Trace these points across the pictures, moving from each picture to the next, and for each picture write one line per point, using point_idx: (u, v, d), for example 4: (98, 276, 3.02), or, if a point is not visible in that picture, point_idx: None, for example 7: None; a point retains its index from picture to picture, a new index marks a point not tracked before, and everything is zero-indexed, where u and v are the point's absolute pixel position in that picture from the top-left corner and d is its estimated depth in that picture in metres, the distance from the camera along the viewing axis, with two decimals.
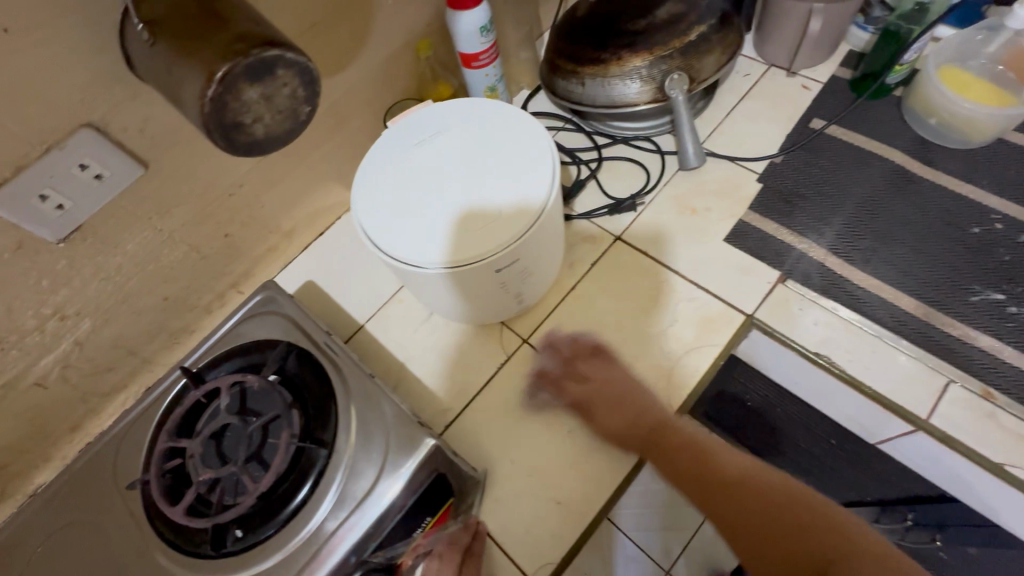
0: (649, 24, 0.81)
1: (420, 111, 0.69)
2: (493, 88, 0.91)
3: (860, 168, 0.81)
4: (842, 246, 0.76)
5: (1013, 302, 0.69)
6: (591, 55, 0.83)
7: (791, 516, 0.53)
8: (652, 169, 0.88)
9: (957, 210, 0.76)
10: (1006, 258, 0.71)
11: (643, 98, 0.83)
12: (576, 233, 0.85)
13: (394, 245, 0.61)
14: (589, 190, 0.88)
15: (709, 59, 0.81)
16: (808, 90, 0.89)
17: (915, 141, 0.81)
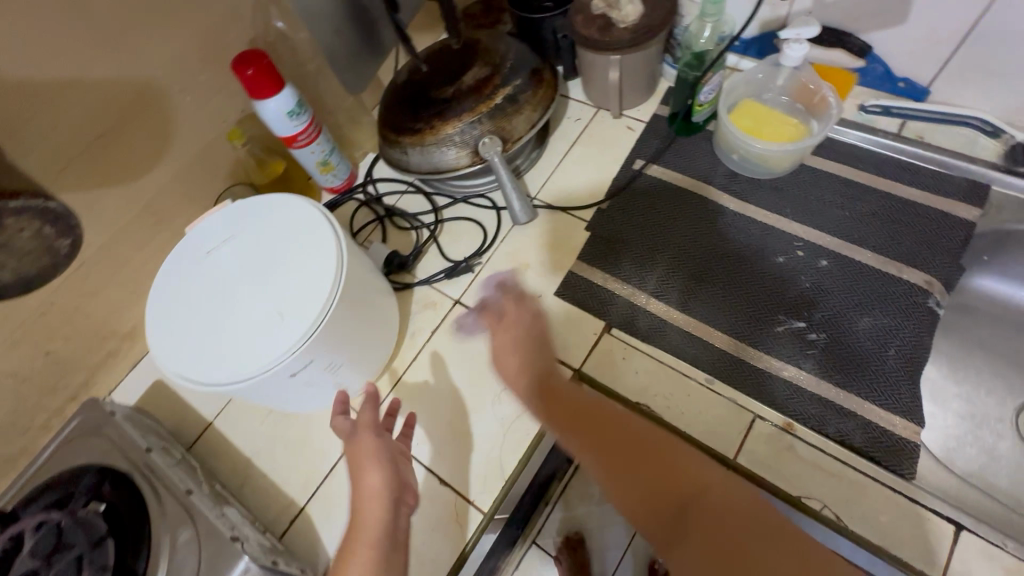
0: (457, 90, 0.83)
1: (216, 215, 0.69)
2: (326, 162, 0.91)
3: (678, 206, 0.84)
4: (661, 287, 0.79)
5: (813, 329, 0.72)
6: (408, 126, 0.84)
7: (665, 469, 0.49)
8: (489, 226, 0.90)
9: (763, 241, 0.79)
10: (807, 285, 0.75)
11: (463, 163, 0.84)
12: (417, 302, 0.86)
13: (183, 363, 0.61)
14: (429, 255, 0.89)
15: (519, 119, 0.84)
16: (633, 131, 0.92)
17: (728, 176, 0.85)
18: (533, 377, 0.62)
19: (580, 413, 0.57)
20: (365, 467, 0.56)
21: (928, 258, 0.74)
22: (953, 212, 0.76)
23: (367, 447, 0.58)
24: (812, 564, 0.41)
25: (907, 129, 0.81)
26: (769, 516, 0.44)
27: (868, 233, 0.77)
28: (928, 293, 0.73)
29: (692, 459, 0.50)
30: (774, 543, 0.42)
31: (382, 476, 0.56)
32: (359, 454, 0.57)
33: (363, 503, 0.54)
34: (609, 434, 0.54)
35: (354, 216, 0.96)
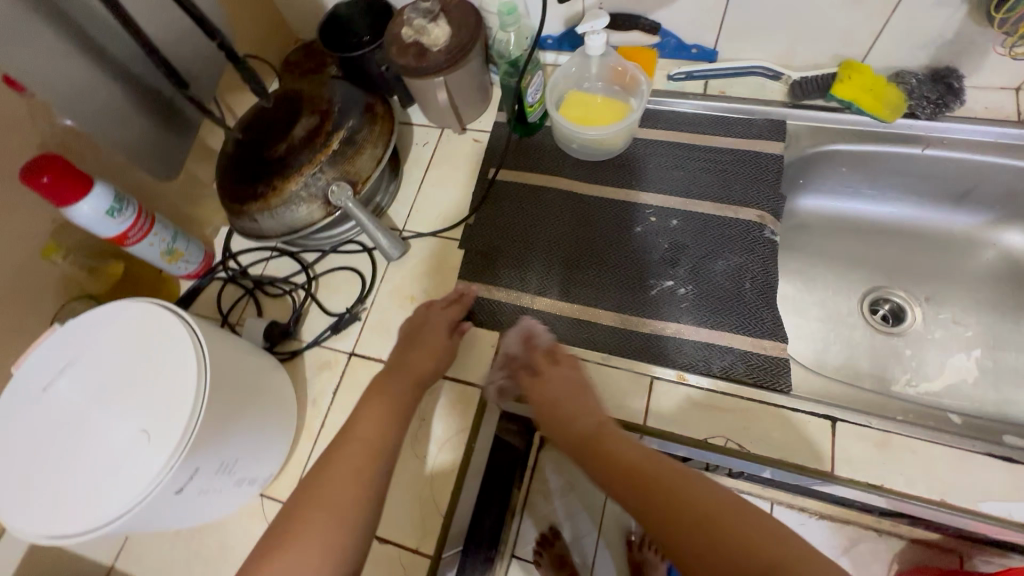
0: (289, 146, 0.80)
1: (45, 345, 0.62)
2: (171, 250, 0.84)
3: (540, 202, 0.88)
4: (542, 284, 0.82)
5: (680, 284, 0.79)
6: (248, 192, 0.80)
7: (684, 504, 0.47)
8: (365, 269, 0.88)
9: (620, 216, 0.85)
10: (666, 246, 0.82)
11: (317, 215, 0.81)
12: (310, 366, 0.82)
13: (42, 520, 0.54)
14: (311, 315, 0.86)
15: (362, 159, 0.82)
16: (480, 143, 0.94)
17: (575, 164, 0.90)
18: (574, 420, 0.61)
19: (579, 438, 0.59)
20: (384, 398, 0.66)
21: (756, 195, 0.84)
22: (764, 150, 0.86)
23: (392, 386, 0.68)
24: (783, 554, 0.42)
25: (711, 87, 0.91)
26: (757, 510, 0.45)
27: (704, 186, 0.85)
28: (764, 225, 0.82)
29: (677, 470, 0.50)
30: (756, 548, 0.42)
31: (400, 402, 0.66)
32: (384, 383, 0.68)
33: (372, 411, 0.64)
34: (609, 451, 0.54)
35: (221, 297, 0.90)
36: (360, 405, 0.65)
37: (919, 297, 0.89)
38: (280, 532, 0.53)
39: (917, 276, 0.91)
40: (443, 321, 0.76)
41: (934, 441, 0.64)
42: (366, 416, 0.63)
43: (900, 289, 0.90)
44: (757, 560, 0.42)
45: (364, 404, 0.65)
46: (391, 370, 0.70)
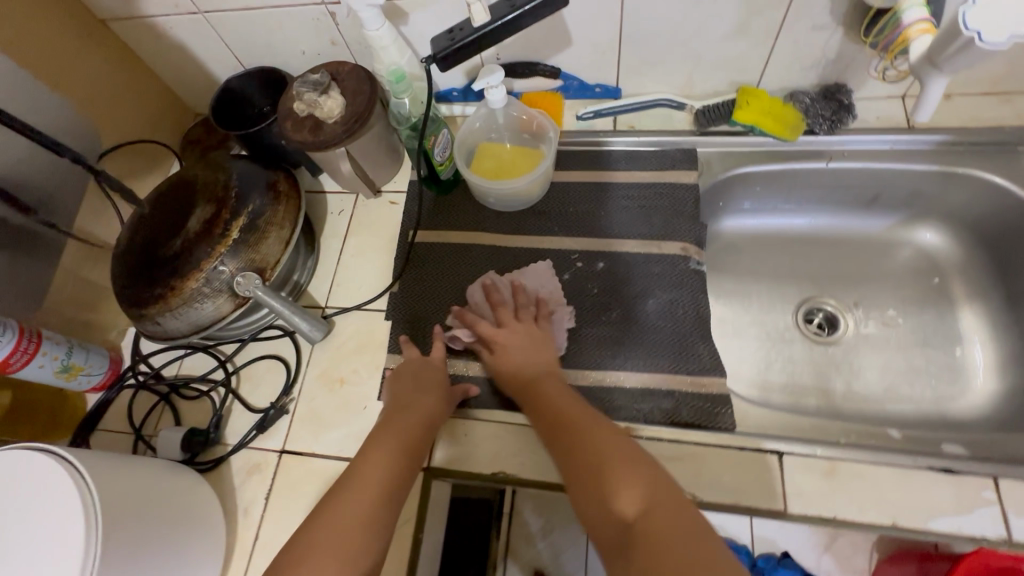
0: (185, 241, 0.74)
1: None
2: (68, 367, 0.77)
3: (465, 261, 0.85)
4: (476, 347, 0.78)
5: (615, 328, 0.77)
6: (146, 296, 0.74)
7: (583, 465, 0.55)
8: (289, 355, 0.83)
9: (547, 266, 0.83)
10: (596, 290, 0.80)
11: (226, 309, 0.76)
12: (238, 472, 0.76)
13: None
14: (234, 414, 0.79)
15: (268, 243, 0.77)
16: (397, 204, 0.92)
17: (496, 216, 0.88)
18: (526, 368, 0.68)
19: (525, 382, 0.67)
20: (394, 434, 0.64)
21: (676, 225, 0.84)
22: (680, 180, 0.86)
23: (400, 424, 0.66)
24: (658, 533, 0.46)
25: (620, 122, 0.91)
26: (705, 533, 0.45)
27: (626, 224, 0.85)
28: (689, 257, 0.81)
29: (628, 449, 0.55)
30: (628, 525, 0.47)
31: (409, 439, 0.65)
32: (390, 423, 0.66)
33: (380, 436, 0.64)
34: (560, 412, 0.61)
35: (132, 407, 0.82)
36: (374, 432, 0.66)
37: (849, 303, 0.91)
38: (286, 554, 0.53)
39: (845, 282, 0.92)
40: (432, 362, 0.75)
41: (878, 461, 0.63)
42: (383, 445, 0.63)
43: (830, 297, 0.92)
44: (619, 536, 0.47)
45: (374, 441, 0.64)
46: (398, 403, 0.69)
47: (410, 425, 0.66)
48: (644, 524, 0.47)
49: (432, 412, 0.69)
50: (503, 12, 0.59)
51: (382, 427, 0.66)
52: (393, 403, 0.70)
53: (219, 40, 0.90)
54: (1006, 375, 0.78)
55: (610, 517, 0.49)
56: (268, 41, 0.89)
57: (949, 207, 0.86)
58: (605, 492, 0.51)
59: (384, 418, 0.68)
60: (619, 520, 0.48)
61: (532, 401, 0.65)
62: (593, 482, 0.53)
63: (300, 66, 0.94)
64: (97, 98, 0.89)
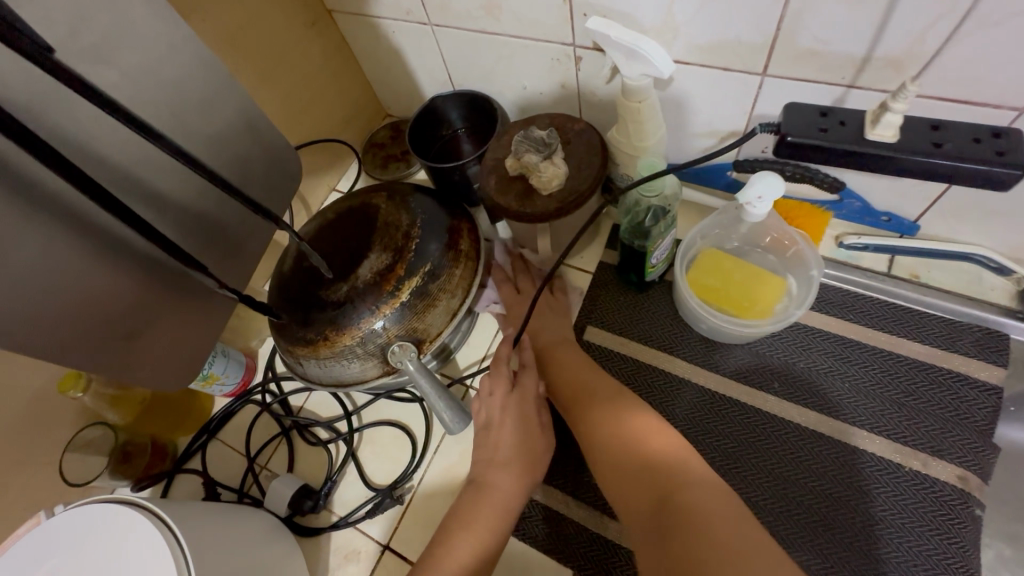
0: (352, 289, 0.65)
1: (14, 546, 0.51)
2: (205, 375, 0.72)
3: (651, 389, 0.68)
4: None
5: (834, 561, 0.57)
6: (298, 336, 0.66)
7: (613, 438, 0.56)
8: (418, 429, 0.73)
9: (753, 435, 0.64)
10: (819, 492, 0.60)
11: (371, 373, 0.66)
12: (336, 552, 0.68)
13: None
14: (347, 479, 0.71)
15: (435, 313, 0.66)
16: (578, 286, 0.77)
17: (699, 343, 0.70)
18: (554, 353, 0.67)
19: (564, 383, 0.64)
20: (471, 531, 0.56)
21: (956, 442, 0.60)
22: (970, 372, 0.62)
23: (484, 510, 0.57)
24: (686, 496, 0.46)
25: (898, 266, 0.68)
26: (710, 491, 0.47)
27: (879, 413, 0.62)
28: (968, 496, 0.58)
29: (666, 431, 0.54)
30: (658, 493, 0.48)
31: (486, 539, 0.55)
32: (470, 511, 0.57)
33: (456, 526, 0.56)
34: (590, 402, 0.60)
35: (253, 429, 0.77)
36: (454, 514, 0.58)
37: None
38: None
39: None
40: (522, 410, 0.64)
41: None
42: (457, 546, 0.54)
43: None
44: (655, 486, 0.49)
45: (450, 537, 0.55)
46: (473, 476, 0.61)
47: (492, 513, 0.57)
48: (668, 485, 0.48)
49: (520, 484, 0.59)
50: (919, 149, 0.48)
51: (461, 514, 0.57)
52: (477, 475, 0.61)
53: (439, 56, 0.80)
54: None
55: (640, 490, 0.50)
56: (490, 68, 0.77)
57: None
58: (594, 419, 0.59)
59: (462, 500, 0.59)
60: (650, 464, 0.51)
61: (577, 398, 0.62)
62: (596, 401, 0.60)
63: (512, 99, 0.82)
64: (304, 93, 0.83)
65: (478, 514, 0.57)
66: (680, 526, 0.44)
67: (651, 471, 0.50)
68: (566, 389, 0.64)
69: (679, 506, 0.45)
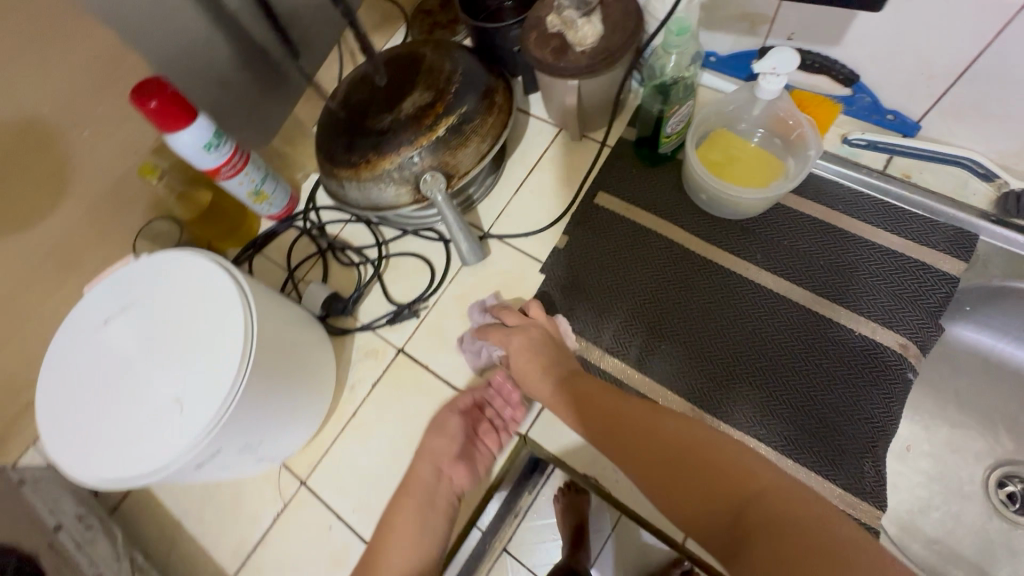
0: (394, 120, 0.73)
1: (107, 277, 0.61)
2: (258, 191, 0.82)
3: (644, 248, 0.77)
4: (615, 343, 0.72)
5: (777, 398, 0.66)
6: (343, 159, 0.75)
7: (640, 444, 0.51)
8: (436, 262, 0.83)
9: (728, 296, 0.72)
10: (774, 345, 0.69)
11: (404, 200, 0.76)
12: (358, 349, 0.79)
13: (74, 456, 0.55)
14: (372, 295, 0.82)
15: (465, 152, 0.74)
16: (597, 157, 0.84)
17: (697, 215, 0.77)
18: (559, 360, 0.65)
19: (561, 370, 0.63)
20: (408, 493, 0.63)
21: (905, 317, 0.68)
22: (935, 263, 0.69)
23: (420, 470, 0.64)
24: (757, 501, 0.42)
25: (894, 166, 0.74)
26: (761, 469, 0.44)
27: (842, 289, 0.70)
28: (904, 361, 0.66)
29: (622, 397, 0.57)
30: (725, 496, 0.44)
31: (434, 498, 0.63)
32: (404, 484, 0.64)
33: (405, 494, 0.63)
34: (605, 408, 0.56)
35: (292, 248, 0.88)
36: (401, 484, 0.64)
37: None
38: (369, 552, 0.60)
39: None
40: (434, 446, 0.66)
41: None
42: (398, 507, 0.62)
43: None
44: (725, 483, 0.44)
45: (399, 495, 0.63)
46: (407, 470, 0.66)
47: (424, 475, 0.64)
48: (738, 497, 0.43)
49: (450, 432, 0.66)
50: None
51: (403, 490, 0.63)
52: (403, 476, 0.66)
53: None
54: None
55: (663, 478, 0.48)
56: None
57: None
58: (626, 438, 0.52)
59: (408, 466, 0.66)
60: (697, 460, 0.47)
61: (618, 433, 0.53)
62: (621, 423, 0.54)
63: None
64: None
65: (418, 481, 0.64)
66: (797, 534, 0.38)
67: (707, 471, 0.46)
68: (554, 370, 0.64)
69: (761, 511, 0.41)
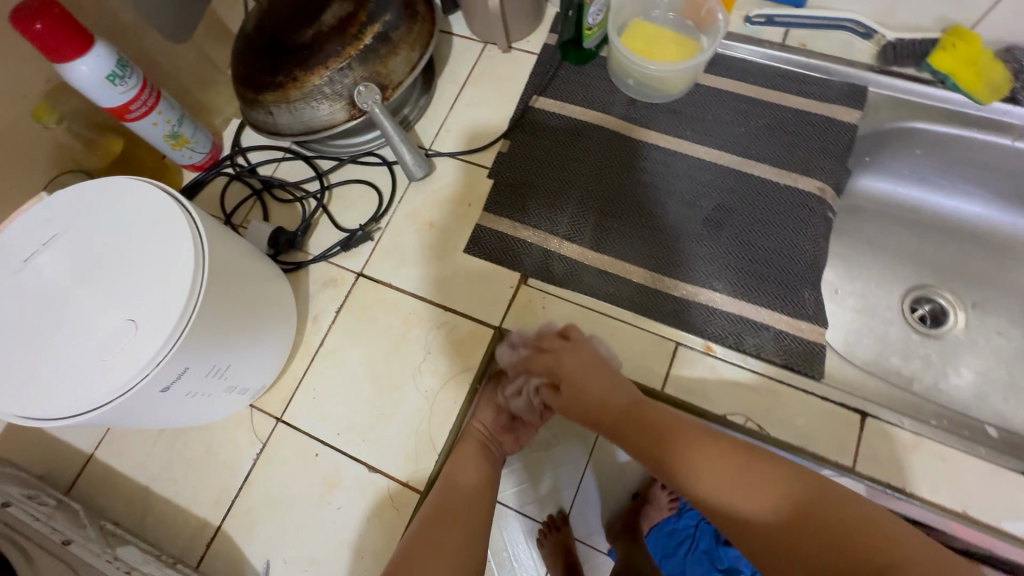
0: (317, 33, 0.70)
1: (21, 216, 0.55)
2: (176, 134, 0.76)
3: (583, 141, 0.80)
4: (571, 229, 0.75)
5: (723, 251, 0.72)
6: (267, 81, 0.71)
7: (760, 482, 0.49)
8: (382, 185, 0.82)
9: (665, 169, 0.77)
10: (712, 207, 0.75)
11: (339, 118, 0.74)
12: (314, 280, 0.77)
13: (15, 399, 0.50)
14: (320, 228, 0.80)
15: (396, 62, 0.74)
16: (526, 64, 0.86)
17: (627, 104, 0.81)
18: (614, 397, 0.58)
19: (622, 413, 0.57)
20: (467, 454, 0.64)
21: (819, 164, 0.76)
22: (836, 116, 0.78)
23: (468, 449, 0.65)
24: (823, 511, 0.46)
25: (791, 38, 0.81)
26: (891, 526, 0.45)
27: (764, 149, 0.77)
28: (824, 202, 0.74)
29: (710, 438, 0.53)
30: (794, 499, 0.48)
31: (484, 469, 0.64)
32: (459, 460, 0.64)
33: (467, 446, 0.65)
34: (683, 446, 0.53)
35: (224, 194, 0.83)
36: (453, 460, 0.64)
37: (966, 302, 0.83)
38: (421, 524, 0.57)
39: (970, 281, 0.84)
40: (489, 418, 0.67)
41: (965, 450, 0.60)
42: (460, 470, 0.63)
43: (947, 290, 0.84)
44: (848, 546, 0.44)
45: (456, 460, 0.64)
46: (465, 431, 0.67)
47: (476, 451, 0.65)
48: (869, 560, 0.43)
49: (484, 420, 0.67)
50: None
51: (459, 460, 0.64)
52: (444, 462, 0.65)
53: None
54: None
55: (797, 543, 0.46)
56: None
57: None
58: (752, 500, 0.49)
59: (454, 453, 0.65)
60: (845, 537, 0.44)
61: (716, 474, 0.50)
62: (741, 478, 0.50)
63: None
64: None
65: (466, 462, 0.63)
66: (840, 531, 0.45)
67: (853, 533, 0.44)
68: (614, 413, 0.58)
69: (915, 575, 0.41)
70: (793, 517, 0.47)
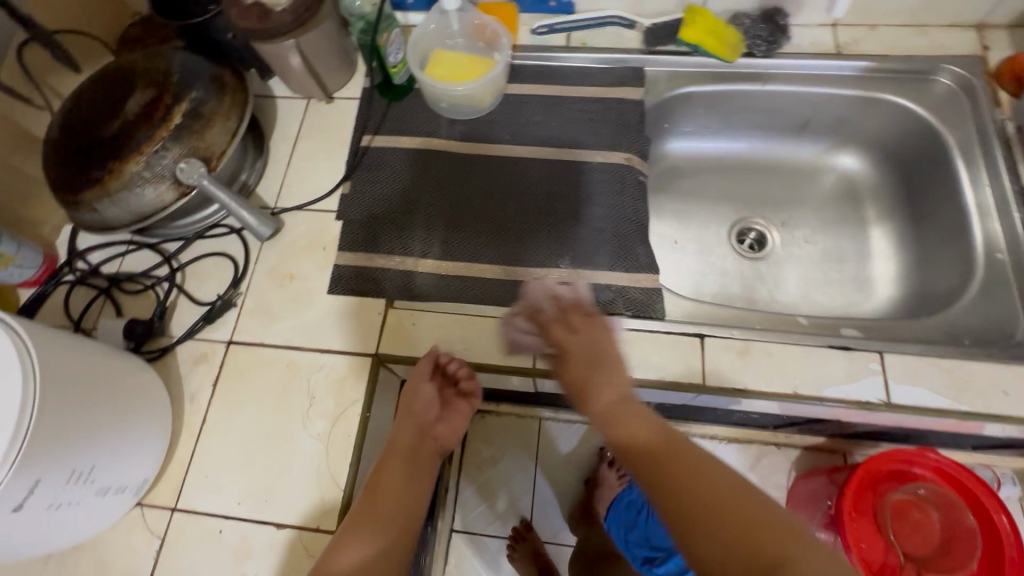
0: (123, 123, 0.72)
1: None
2: None
3: (418, 166, 0.86)
4: (424, 246, 0.80)
5: (560, 230, 0.81)
6: (82, 180, 0.71)
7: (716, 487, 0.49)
8: (234, 252, 0.83)
9: (496, 173, 0.85)
10: (543, 195, 0.83)
11: (169, 198, 0.74)
12: (183, 360, 0.76)
13: None
14: (179, 308, 0.79)
15: (214, 133, 0.75)
16: (350, 109, 0.91)
17: (450, 124, 0.89)
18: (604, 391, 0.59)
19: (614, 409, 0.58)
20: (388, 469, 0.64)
21: (621, 138, 0.87)
22: (626, 96, 0.89)
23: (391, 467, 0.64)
24: (754, 514, 0.47)
25: (573, 39, 0.93)
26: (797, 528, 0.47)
27: (574, 136, 0.87)
28: (634, 169, 0.85)
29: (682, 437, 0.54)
30: (731, 498, 0.48)
31: (407, 488, 0.64)
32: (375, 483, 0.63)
33: (390, 458, 0.65)
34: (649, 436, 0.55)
35: (68, 302, 0.80)
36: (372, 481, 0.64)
37: (777, 222, 0.97)
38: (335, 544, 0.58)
39: (776, 205, 0.98)
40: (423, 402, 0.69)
41: (785, 342, 0.70)
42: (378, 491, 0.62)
43: (761, 217, 0.98)
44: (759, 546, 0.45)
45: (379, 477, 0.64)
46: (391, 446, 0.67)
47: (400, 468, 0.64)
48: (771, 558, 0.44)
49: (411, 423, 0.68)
50: None
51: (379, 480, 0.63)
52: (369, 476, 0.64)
53: None
54: (903, 284, 0.88)
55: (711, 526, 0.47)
56: None
57: (869, 135, 0.93)
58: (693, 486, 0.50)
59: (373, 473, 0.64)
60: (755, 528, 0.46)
61: (668, 468, 0.52)
62: (690, 469, 0.51)
63: None
64: None
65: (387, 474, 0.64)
66: (736, 526, 0.46)
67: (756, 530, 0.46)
68: (604, 403, 0.58)
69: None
70: (727, 508, 0.48)
